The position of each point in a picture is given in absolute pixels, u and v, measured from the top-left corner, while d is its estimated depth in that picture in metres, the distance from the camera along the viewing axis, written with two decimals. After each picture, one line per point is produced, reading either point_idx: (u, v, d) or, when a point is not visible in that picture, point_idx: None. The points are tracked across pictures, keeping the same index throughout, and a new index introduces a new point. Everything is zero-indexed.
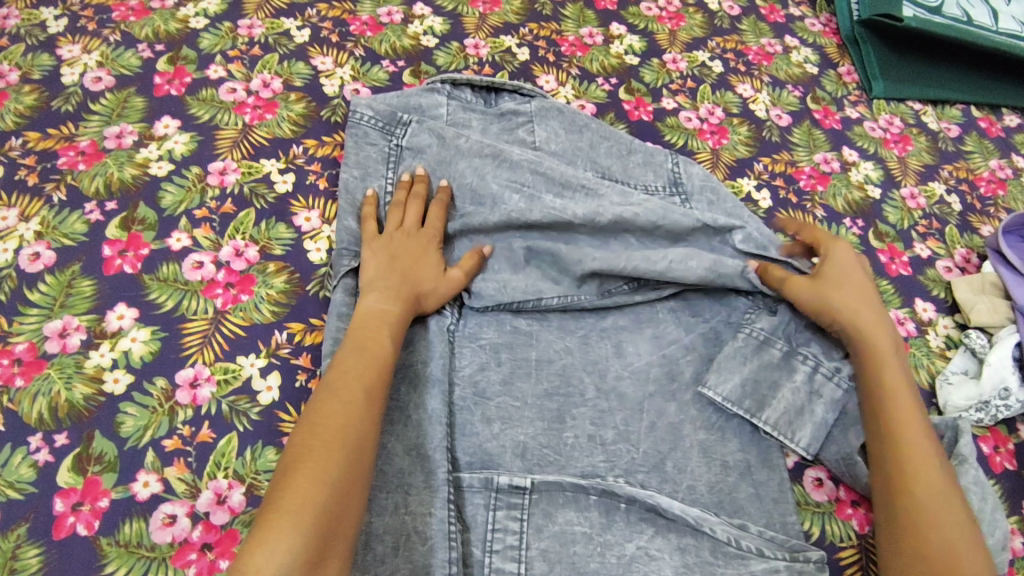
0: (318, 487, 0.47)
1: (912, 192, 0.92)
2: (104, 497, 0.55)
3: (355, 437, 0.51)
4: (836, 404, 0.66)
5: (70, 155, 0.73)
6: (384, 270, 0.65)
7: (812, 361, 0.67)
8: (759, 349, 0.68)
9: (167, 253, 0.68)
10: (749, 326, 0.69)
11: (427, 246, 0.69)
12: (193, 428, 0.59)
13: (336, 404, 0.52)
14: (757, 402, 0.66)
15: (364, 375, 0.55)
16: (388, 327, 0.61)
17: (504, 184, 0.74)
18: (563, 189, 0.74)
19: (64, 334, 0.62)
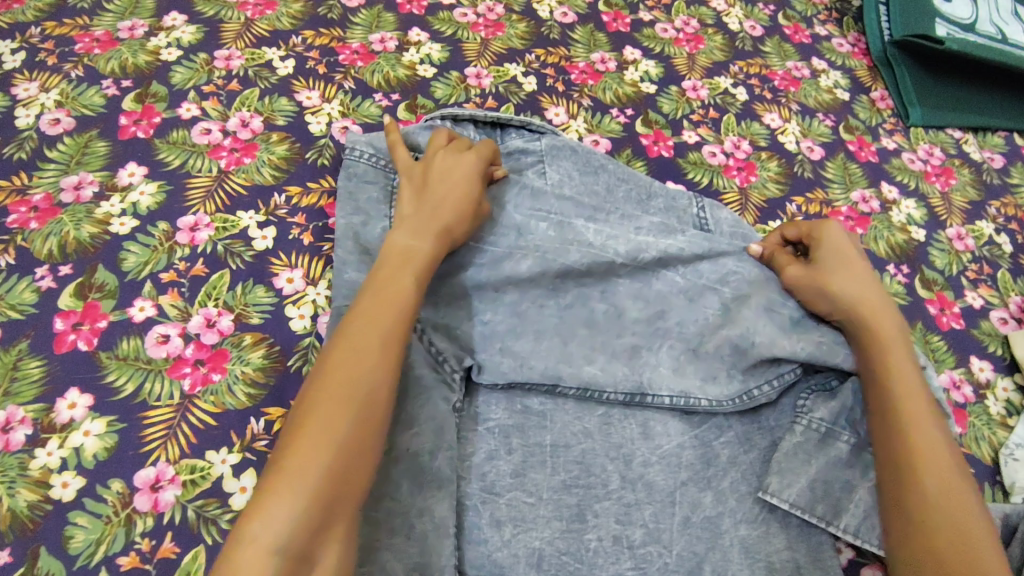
0: (325, 446, 0.42)
1: (959, 233, 0.84)
2: None
3: (366, 393, 0.45)
4: None
5: (21, 212, 0.64)
6: (417, 202, 0.59)
7: None
8: (821, 445, 0.59)
9: (127, 325, 0.59)
10: (806, 415, 0.61)
11: (468, 168, 0.62)
12: (153, 542, 0.51)
13: (343, 355, 0.47)
14: (832, 507, 0.57)
15: (385, 324, 0.49)
16: (415, 269, 0.54)
17: (527, 214, 0.66)
18: (595, 215, 0.67)
19: (6, 428, 0.54)
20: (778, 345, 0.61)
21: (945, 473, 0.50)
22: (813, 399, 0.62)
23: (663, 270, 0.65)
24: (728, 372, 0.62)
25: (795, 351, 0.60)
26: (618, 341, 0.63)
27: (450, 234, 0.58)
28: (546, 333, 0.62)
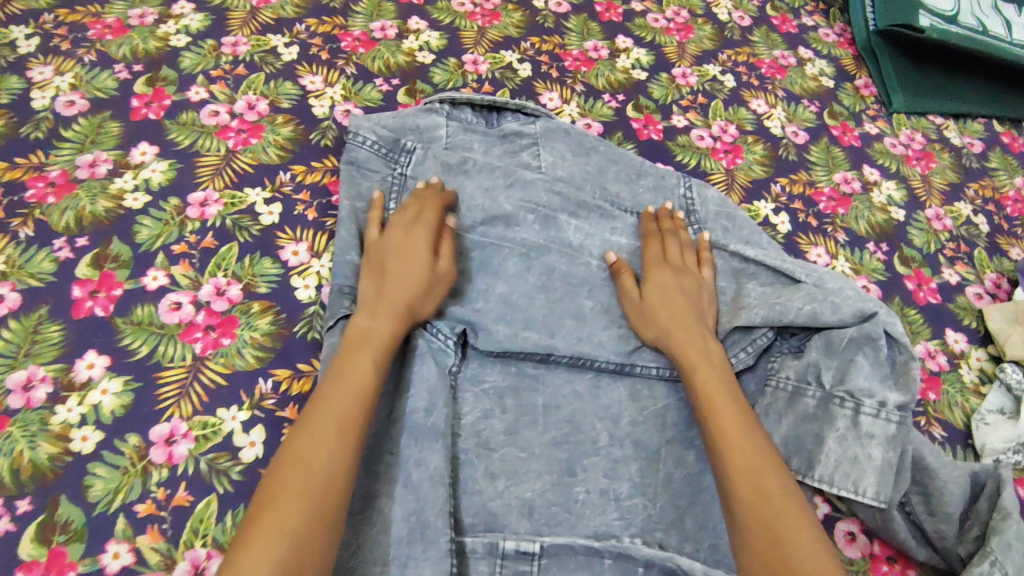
0: (276, 541, 0.43)
1: (937, 214, 0.87)
2: (69, 571, 0.50)
3: (324, 478, 0.47)
4: (892, 442, 0.60)
5: (38, 187, 0.68)
6: (375, 285, 0.61)
7: (853, 403, 0.61)
8: (790, 402, 0.64)
9: (141, 293, 0.63)
10: (777, 376, 0.65)
11: (421, 240, 0.63)
12: (168, 491, 0.54)
13: (300, 441, 0.48)
14: (806, 460, 0.61)
15: (343, 410, 0.51)
16: (372, 350, 0.56)
17: (517, 205, 0.70)
18: (578, 210, 0.72)
19: (28, 387, 0.57)
20: (738, 316, 0.65)
21: (770, 487, 0.49)
22: (784, 360, 0.66)
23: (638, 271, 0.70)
24: None
25: (751, 320, 0.64)
26: (603, 335, 0.66)
27: (410, 310, 0.60)
28: (534, 322, 0.66)
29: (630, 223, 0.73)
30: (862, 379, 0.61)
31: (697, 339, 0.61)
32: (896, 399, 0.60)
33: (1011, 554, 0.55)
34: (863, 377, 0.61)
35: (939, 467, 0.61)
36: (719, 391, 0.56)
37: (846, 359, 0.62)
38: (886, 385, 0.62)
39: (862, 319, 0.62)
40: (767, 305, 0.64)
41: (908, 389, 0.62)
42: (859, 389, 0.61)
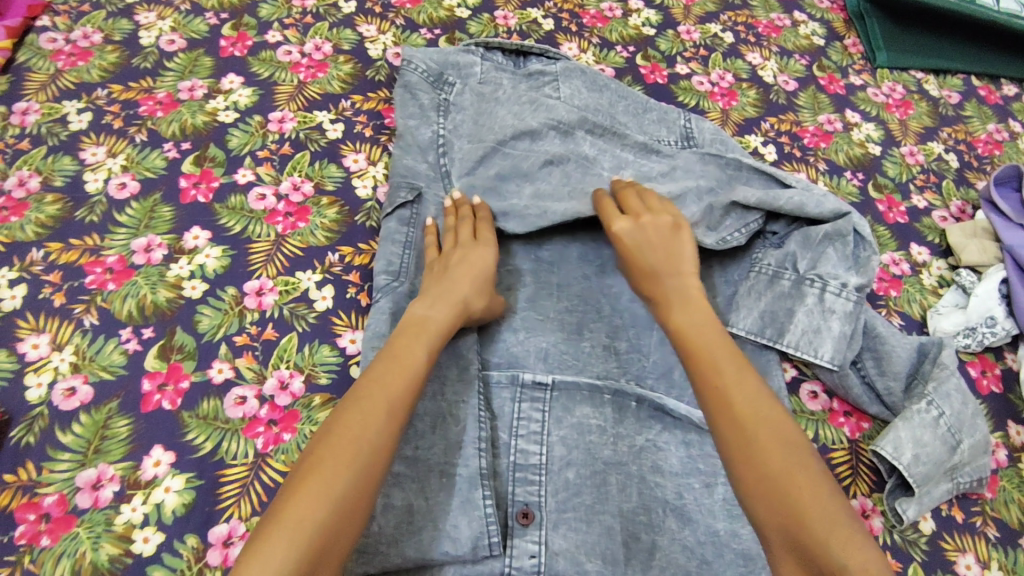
0: (317, 503, 0.47)
1: (911, 151, 0.99)
2: (185, 379, 0.65)
3: (370, 447, 0.50)
4: (849, 317, 0.71)
5: (149, 105, 0.83)
6: (438, 284, 0.67)
7: (820, 284, 0.72)
8: (770, 283, 0.74)
9: (234, 186, 0.78)
10: (759, 263, 0.76)
11: (483, 256, 0.70)
12: (259, 328, 0.69)
13: (353, 412, 0.52)
14: (777, 329, 0.73)
15: (395, 390, 0.54)
16: (427, 341, 0.60)
17: (542, 123, 0.84)
18: (593, 130, 0.86)
19: (148, 250, 0.71)
20: (734, 195, 0.77)
21: (773, 459, 0.50)
22: (765, 251, 0.77)
23: (645, 183, 0.83)
24: (703, 232, 0.76)
25: (746, 198, 0.76)
26: None
27: (468, 304, 0.65)
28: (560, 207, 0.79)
29: (637, 139, 0.86)
30: (831, 265, 0.73)
31: (685, 294, 0.64)
32: (856, 281, 0.72)
33: (950, 401, 0.67)
34: (831, 262, 0.73)
35: (888, 335, 0.73)
36: (694, 329, 0.60)
37: (819, 250, 0.74)
38: (850, 271, 0.73)
39: (838, 216, 0.74)
40: (758, 194, 0.76)
41: (867, 273, 0.73)
42: (827, 272, 0.72)
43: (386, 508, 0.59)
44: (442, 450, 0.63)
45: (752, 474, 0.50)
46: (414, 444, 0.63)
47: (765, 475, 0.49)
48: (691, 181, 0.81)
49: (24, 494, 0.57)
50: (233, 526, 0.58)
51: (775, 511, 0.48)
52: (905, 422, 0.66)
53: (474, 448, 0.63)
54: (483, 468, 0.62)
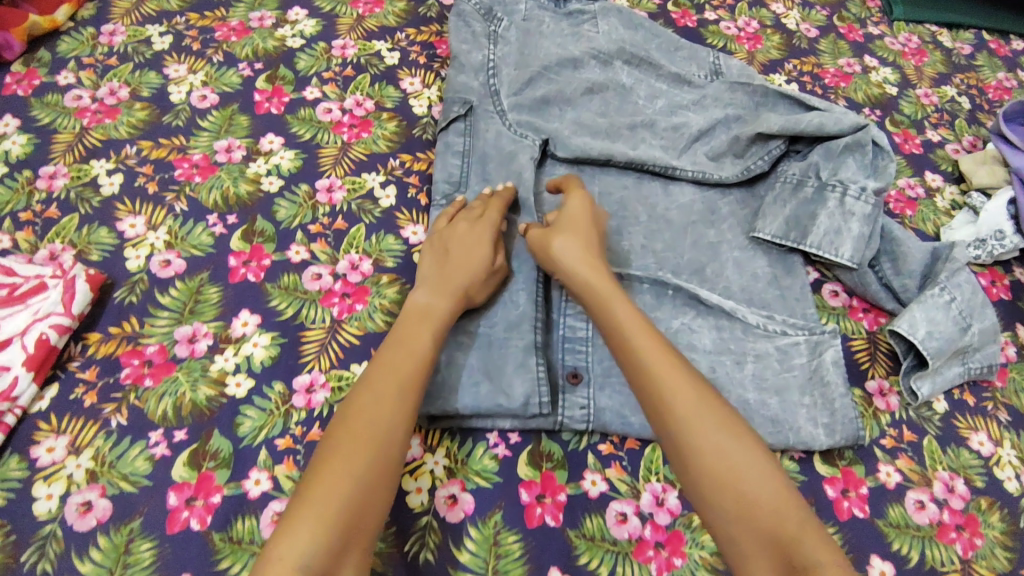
0: (339, 488, 0.50)
1: (926, 92, 1.05)
2: (267, 258, 0.72)
3: (385, 430, 0.54)
4: (868, 219, 0.77)
5: (224, 31, 0.90)
6: (435, 270, 0.67)
7: (841, 188, 0.78)
8: (794, 191, 0.80)
9: (303, 101, 0.85)
10: (784, 175, 0.83)
11: (482, 237, 0.69)
12: (330, 219, 0.76)
13: (366, 398, 0.55)
14: (801, 231, 0.78)
15: (401, 374, 0.57)
16: (430, 325, 0.62)
17: (584, 52, 0.91)
18: (631, 61, 0.93)
19: (229, 151, 0.79)
20: (759, 125, 0.83)
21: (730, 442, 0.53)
22: (789, 165, 0.84)
23: (679, 112, 0.90)
24: (730, 160, 0.86)
25: (770, 127, 0.82)
26: (652, 142, 0.87)
27: (463, 292, 0.65)
28: (599, 133, 0.86)
29: (671, 71, 0.93)
30: (851, 172, 0.79)
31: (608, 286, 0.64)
32: (874, 186, 0.78)
33: (961, 288, 0.73)
34: (851, 170, 0.79)
35: (905, 237, 0.78)
36: (638, 335, 0.60)
37: (840, 160, 0.80)
38: (868, 177, 0.79)
39: (856, 129, 0.80)
40: (781, 120, 0.82)
41: (884, 177, 0.79)
42: (848, 178, 0.79)
43: (450, 366, 0.66)
44: (503, 329, 0.69)
45: (722, 486, 0.52)
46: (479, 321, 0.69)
47: (721, 453, 0.53)
48: (719, 113, 0.88)
49: (130, 343, 0.65)
50: (314, 376, 0.65)
51: (734, 506, 0.51)
52: (920, 303, 0.72)
53: (531, 326, 0.68)
54: (539, 341, 0.68)
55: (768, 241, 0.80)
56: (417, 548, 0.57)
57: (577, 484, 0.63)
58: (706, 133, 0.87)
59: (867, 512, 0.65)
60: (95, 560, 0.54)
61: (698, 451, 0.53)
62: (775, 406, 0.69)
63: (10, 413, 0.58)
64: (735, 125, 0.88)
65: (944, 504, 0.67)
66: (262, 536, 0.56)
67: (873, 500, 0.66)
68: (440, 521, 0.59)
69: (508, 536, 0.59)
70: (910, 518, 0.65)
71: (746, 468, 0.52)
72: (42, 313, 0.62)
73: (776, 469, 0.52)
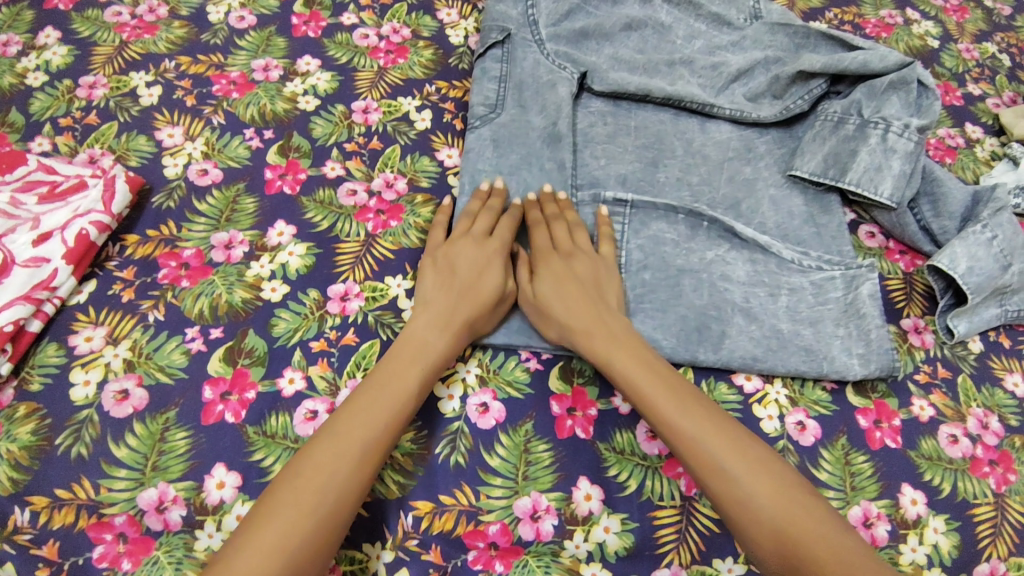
0: (267, 560, 0.45)
1: (967, 47, 1.03)
2: (303, 173, 0.72)
3: (335, 493, 0.49)
4: (910, 157, 0.76)
5: None
6: (440, 294, 0.62)
7: (883, 125, 0.77)
8: (834, 129, 0.79)
9: (340, 26, 0.84)
10: (824, 112, 0.81)
11: (494, 259, 0.64)
12: (366, 139, 0.75)
13: (325, 452, 0.50)
14: (840, 169, 0.77)
15: (371, 432, 0.52)
16: (421, 369, 0.57)
17: None
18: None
19: (266, 70, 0.79)
20: (802, 62, 0.81)
21: (715, 449, 0.53)
22: (831, 103, 0.82)
23: (717, 52, 0.89)
24: (769, 100, 0.84)
25: (812, 65, 0.81)
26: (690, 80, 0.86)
27: (470, 326, 0.61)
28: (637, 70, 0.86)
29: (711, 11, 0.91)
30: (894, 110, 0.78)
31: (599, 318, 0.61)
32: (918, 123, 0.77)
33: (1002, 227, 0.72)
34: (894, 109, 0.78)
35: (945, 179, 0.78)
36: (636, 369, 0.58)
37: (884, 98, 0.79)
38: (911, 116, 0.78)
39: (901, 68, 0.79)
40: (824, 58, 0.81)
41: (928, 116, 0.78)
42: (891, 115, 0.77)
43: None
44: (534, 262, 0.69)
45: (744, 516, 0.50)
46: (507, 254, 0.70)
47: (748, 506, 0.50)
48: (759, 54, 0.87)
49: (167, 246, 0.65)
50: (349, 286, 0.64)
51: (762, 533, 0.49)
52: (961, 240, 0.71)
53: None
54: None
55: (805, 180, 0.79)
56: (448, 451, 0.57)
57: (608, 401, 0.62)
58: (746, 73, 0.86)
59: (900, 443, 0.65)
60: (131, 446, 0.54)
61: (724, 485, 0.51)
62: (809, 336, 0.68)
63: (49, 302, 0.59)
64: (775, 66, 0.86)
65: (978, 439, 0.66)
66: (295, 433, 0.56)
67: (906, 432, 0.65)
68: (471, 428, 0.59)
69: (538, 445, 0.59)
70: (943, 451, 0.64)
71: (760, 495, 0.50)
72: (82, 211, 0.62)
73: (800, 495, 0.51)
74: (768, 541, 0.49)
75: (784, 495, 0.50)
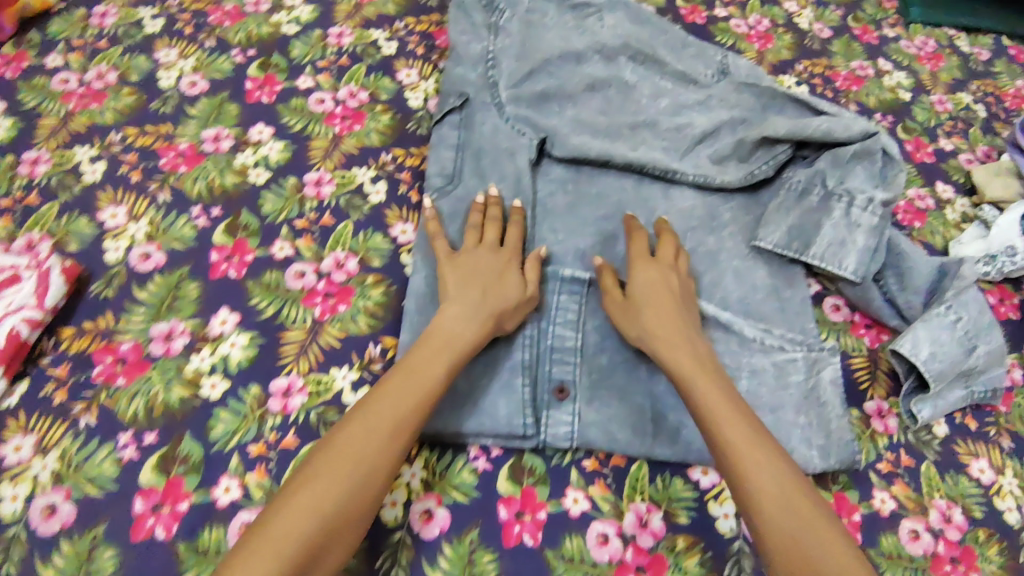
0: (301, 523, 0.49)
1: (940, 99, 1.02)
2: (250, 254, 0.69)
3: (365, 466, 0.52)
4: (874, 231, 0.75)
5: (217, 15, 0.88)
6: (464, 290, 0.63)
7: (847, 199, 0.76)
8: (799, 199, 0.78)
9: (295, 90, 0.82)
10: (788, 181, 0.79)
11: (509, 266, 0.67)
12: (317, 215, 0.73)
13: (356, 430, 0.54)
14: (803, 242, 0.76)
15: (401, 410, 0.55)
16: (451, 357, 0.59)
17: (587, 47, 0.88)
18: (636, 56, 0.89)
19: (217, 140, 0.77)
20: (765, 129, 0.80)
21: (742, 448, 0.55)
22: (795, 171, 0.81)
23: (682, 111, 0.87)
24: (734, 164, 0.82)
25: (776, 131, 0.79)
26: (654, 143, 0.84)
27: (497, 319, 0.63)
28: (599, 132, 0.83)
29: (677, 69, 0.89)
30: (858, 181, 0.76)
31: (684, 335, 0.63)
32: (882, 197, 0.75)
33: (967, 308, 0.70)
34: (858, 180, 0.77)
35: (911, 251, 0.76)
36: (698, 374, 0.60)
37: (848, 168, 0.77)
38: (876, 187, 0.76)
39: (866, 137, 0.77)
40: (788, 125, 0.79)
41: (893, 188, 0.76)
42: (855, 187, 0.76)
43: None
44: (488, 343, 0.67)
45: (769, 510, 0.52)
46: None
47: (773, 500, 0.53)
48: (724, 114, 0.85)
49: (102, 339, 0.63)
50: (292, 380, 0.62)
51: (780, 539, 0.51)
52: (924, 323, 0.70)
53: (518, 340, 0.67)
54: (523, 359, 0.66)
55: (769, 251, 0.77)
56: (390, 563, 0.57)
57: (557, 502, 0.61)
58: (711, 135, 0.84)
59: (859, 540, 0.63)
60: (57, 566, 0.52)
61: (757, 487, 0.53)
62: (768, 423, 0.67)
63: None
64: (741, 127, 0.85)
65: (940, 534, 0.64)
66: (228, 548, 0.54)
67: (865, 528, 0.64)
68: (415, 539, 0.58)
69: (483, 556, 0.58)
70: (903, 548, 0.63)
71: (776, 487, 0.53)
72: (15, 306, 0.61)
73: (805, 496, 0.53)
74: (779, 545, 0.51)
75: (788, 485, 0.53)
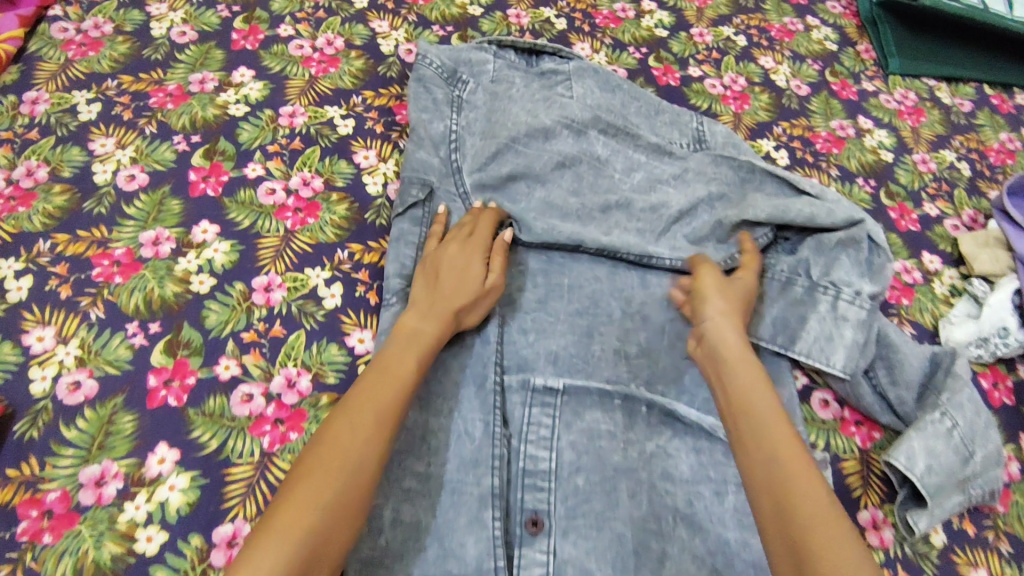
0: (304, 511, 0.46)
1: (923, 158, 0.98)
2: (192, 376, 0.64)
3: (355, 457, 0.49)
4: (863, 325, 0.71)
5: (159, 96, 0.82)
6: (426, 294, 0.65)
7: (833, 291, 0.72)
8: (782, 290, 0.74)
9: (243, 180, 0.77)
10: (772, 269, 0.76)
11: (472, 258, 0.68)
12: (267, 325, 0.67)
13: (343, 419, 0.51)
14: (789, 336, 0.72)
15: (380, 401, 0.53)
16: (417, 350, 0.59)
17: (555, 120, 0.82)
18: (607, 129, 0.84)
19: (156, 243, 0.71)
20: (744, 211, 0.76)
21: (761, 423, 0.51)
22: (777, 257, 0.77)
23: (657, 186, 0.82)
24: (714, 247, 0.78)
25: (756, 216, 0.75)
26: (628, 225, 0.79)
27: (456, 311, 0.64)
28: (570, 216, 0.79)
29: (650, 141, 0.85)
30: (844, 271, 0.73)
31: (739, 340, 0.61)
32: (870, 289, 0.72)
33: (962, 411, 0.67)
34: (844, 269, 0.73)
35: (902, 344, 0.72)
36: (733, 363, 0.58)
37: (832, 256, 0.74)
38: (862, 277, 0.73)
39: (850, 224, 0.74)
40: (768, 208, 0.75)
41: (880, 280, 0.73)
42: (841, 279, 0.73)
43: (394, 522, 0.59)
44: (456, 467, 0.62)
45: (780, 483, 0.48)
46: (428, 461, 0.62)
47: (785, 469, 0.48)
48: (702, 190, 0.80)
49: (28, 490, 0.57)
50: (238, 526, 0.57)
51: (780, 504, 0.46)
52: (917, 431, 0.67)
53: (489, 464, 0.62)
54: (496, 486, 0.61)
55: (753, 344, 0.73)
56: None
57: None
58: (688, 214, 0.80)
59: None
60: None
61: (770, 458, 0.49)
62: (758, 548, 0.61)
63: None
64: (719, 205, 0.80)
65: None
66: None
67: None
68: None
69: None
70: None
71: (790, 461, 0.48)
72: None
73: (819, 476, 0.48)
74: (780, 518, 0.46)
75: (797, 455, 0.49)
